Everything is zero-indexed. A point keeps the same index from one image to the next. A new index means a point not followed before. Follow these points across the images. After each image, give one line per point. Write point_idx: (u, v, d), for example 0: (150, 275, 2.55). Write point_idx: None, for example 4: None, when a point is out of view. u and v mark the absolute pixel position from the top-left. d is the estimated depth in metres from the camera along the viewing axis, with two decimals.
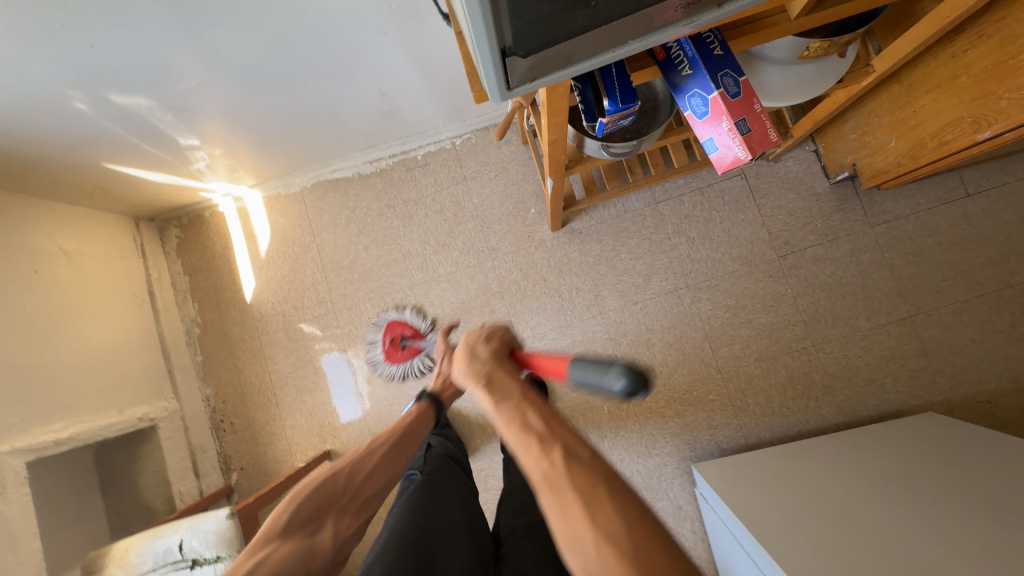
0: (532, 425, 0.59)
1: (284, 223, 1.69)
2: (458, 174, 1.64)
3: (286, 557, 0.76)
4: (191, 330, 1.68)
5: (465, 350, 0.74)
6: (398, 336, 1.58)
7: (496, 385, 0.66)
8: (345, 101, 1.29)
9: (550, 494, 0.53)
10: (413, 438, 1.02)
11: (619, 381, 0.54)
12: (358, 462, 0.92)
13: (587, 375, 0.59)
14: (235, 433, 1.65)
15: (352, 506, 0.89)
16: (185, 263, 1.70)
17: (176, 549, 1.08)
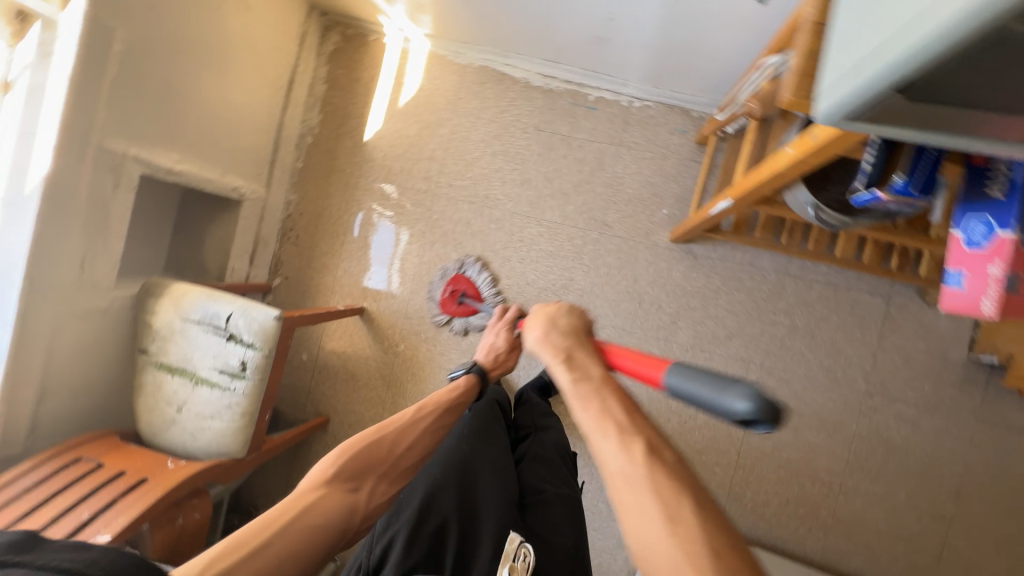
0: (613, 417, 0.63)
1: (434, 87, 1.64)
2: (617, 135, 1.54)
3: (327, 509, 0.80)
4: (305, 136, 1.70)
5: (537, 332, 0.80)
6: (460, 291, 1.58)
7: (572, 362, 0.72)
8: (572, 4, 1.18)
9: (626, 488, 0.58)
10: (450, 418, 1.05)
11: (747, 403, 0.54)
12: (400, 434, 0.95)
13: (700, 392, 0.61)
14: (296, 246, 1.72)
15: (388, 474, 0.91)
16: (330, 72, 1.69)
17: (222, 317, 1.16)
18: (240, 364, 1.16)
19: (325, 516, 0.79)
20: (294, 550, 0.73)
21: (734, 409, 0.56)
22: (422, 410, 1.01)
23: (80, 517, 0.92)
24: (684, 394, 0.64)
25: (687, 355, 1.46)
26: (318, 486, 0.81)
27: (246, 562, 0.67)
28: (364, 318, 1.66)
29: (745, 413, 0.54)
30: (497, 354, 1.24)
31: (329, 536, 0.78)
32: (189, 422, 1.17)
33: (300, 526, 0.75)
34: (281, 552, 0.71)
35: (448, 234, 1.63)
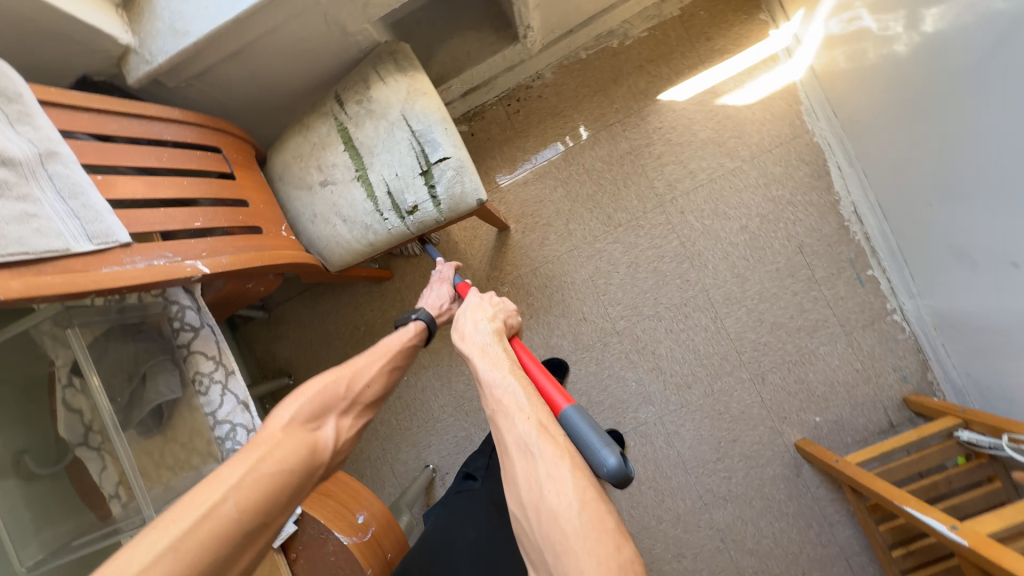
0: (516, 400, 0.63)
1: (761, 118, 1.38)
2: (852, 324, 1.35)
3: (289, 450, 0.67)
4: (612, 35, 1.43)
5: (467, 329, 0.79)
6: None
7: (487, 356, 0.72)
8: (986, 223, 0.98)
9: (520, 461, 0.57)
10: (404, 360, 0.88)
11: (613, 460, 0.57)
12: (357, 373, 0.80)
13: (580, 427, 0.61)
14: (505, 116, 1.48)
15: (352, 411, 0.78)
16: (693, 4, 1.40)
17: (434, 150, 0.97)
18: (411, 205, 0.99)
19: (289, 461, 0.65)
20: (261, 499, 0.61)
21: (598, 461, 0.58)
22: (377, 354, 0.86)
23: (191, 223, 0.77)
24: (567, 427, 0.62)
25: (705, 532, 1.38)
26: (268, 434, 0.68)
27: (200, 521, 0.56)
28: (499, 235, 1.48)
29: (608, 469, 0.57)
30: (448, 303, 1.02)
31: (290, 475, 0.65)
32: (321, 201, 1.02)
33: (257, 473, 0.62)
34: (239, 504, 0.59)
35: (634, 246, 1.43)
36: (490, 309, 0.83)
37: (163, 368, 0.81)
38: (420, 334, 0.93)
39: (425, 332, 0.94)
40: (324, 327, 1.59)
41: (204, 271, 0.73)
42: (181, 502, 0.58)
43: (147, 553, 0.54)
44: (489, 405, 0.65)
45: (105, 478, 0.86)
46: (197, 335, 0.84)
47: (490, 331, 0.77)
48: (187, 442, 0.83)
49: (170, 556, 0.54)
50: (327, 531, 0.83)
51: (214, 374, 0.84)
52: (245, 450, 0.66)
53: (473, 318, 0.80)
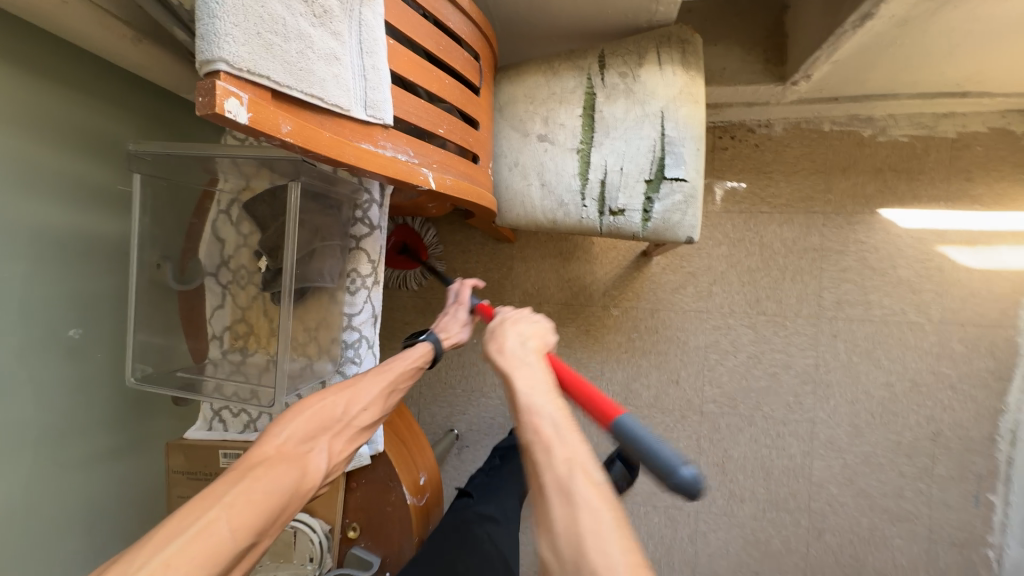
0: (553, 424, 0.53)
1: (975, 289, 1.21)
2: (940, 535, 1.24)
3: (277, 476, 0.57)
4: (868, 124, 1.26)
5: (509, 344, 0.65)
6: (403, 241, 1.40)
7: (522, 366, 0.61)
8: None
9: (556, 504, 0.47)
10: (412, 378, 0.77)
11: (688, 469, 0.54)
12: (354, 401, 0.68)
13: (653, 440, 0.57)
14: (710, 148, 1.33)
15: (347, 435, 0.68)
16: (976, 134, 1.21)
17: (672, 161, 0.86)
18: (618, 207, 0.89)
19: (274, 486, 0.56)
20: (254, 519, 0.52)
21: (674, 468, 0.55)
22: (377, 371, 0.74)
23: (436, 128, 0.69)
24: (630, 437, 0.58)
25: None
26: (262, 453, 0.59)
27: (191, 540, 0.47)
28: (638, 259, 1.38)
29: (685, 477, 0.54)
30: (461, 322, 0.85)
31: (283, 498, 0.57)
32: (527, 155, 0.93)
33: (253, 494, 0.54)
34: (233, 524, 0.51)
35: (766, 342, 1.32)
36: (540, 330, 0.69)
37: (330, 248, 0.75)
38: (425, 356, 0.79)
39: (431, 356, 0.79)
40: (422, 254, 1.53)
41: (432, 185, 0.66)
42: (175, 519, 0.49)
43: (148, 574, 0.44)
44: (525, 429, 0.54)
45: (217, 317, 0.82)
46: (370, 234, 0.78)
47: (531, 347, 0.65)
48: (312, 329, 0.78)
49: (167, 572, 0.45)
50: (396, 481, 0.79)
51: (366, 279, 0.78)
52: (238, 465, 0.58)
53: (511, 329, 0.67)
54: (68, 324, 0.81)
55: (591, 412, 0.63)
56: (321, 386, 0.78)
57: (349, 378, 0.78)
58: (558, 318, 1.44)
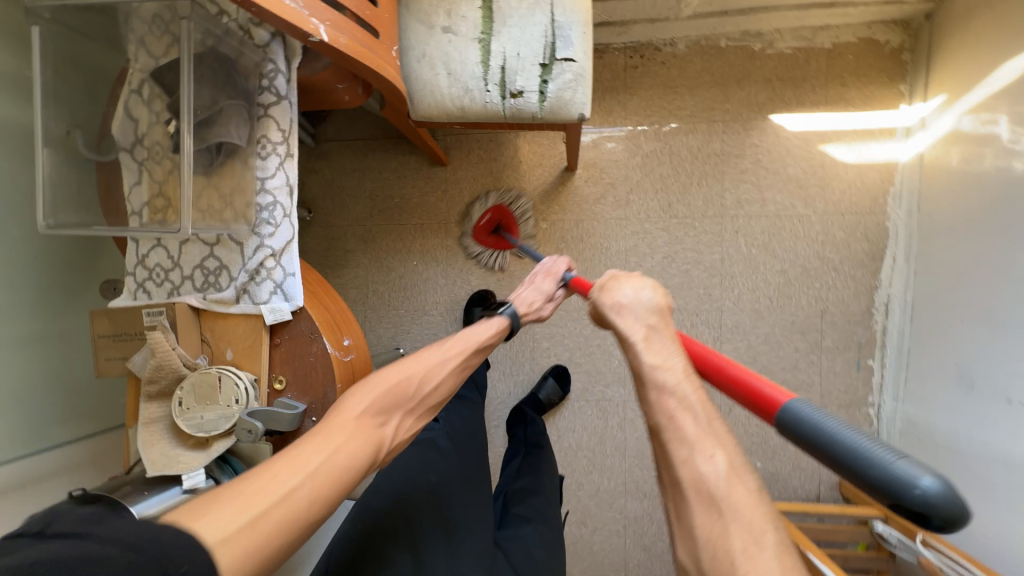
0: (690, 413, 0.54)
1: (851, 182, 1.38)
2: (831, 400, 1.41)
3: (355, 449, 0.64)
4: (758, 38, 1.40)
5: (625, 301, 0.68)
6: (497, 221, 1.49)
7: (653, 343, 0.62)
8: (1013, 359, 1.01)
9: (695, 499, 0.49)
10: (480, 354, 0.91)
11: (931, 481, 0.39)
12: (425, 375, 0.80)
13: (858, 439, 0.44)
14: (622, 67, 1.44)
15: (415, 412, 0.78)
16: (848, 44, 1.36)
17: (563, 44, 0.96)
18: (517, 89, 0.98)
19: (350, 459, 0.63)
20: (331, 488, 0.59)
21: (906, 482, 0.40)
22: (449, 351, 0.86)
23: None
24: (808, 424, 0.48)
25: (612, 511, 1.47)
26: (343, 420, 0.67)
27: (278, 501, 0.53)
28: (562, 174, 1.49)
29: (924, 492, 0.39)
30: (541, 301, 0.99)
31: (359, 468, 0.64)
32: (434, 48, 0.99)
33: (332, 465, 0.60)
34: (313, 493, 0.57)
35: (678, 242, 1.45)
36: (650, 282, 0.72)
37: (237, 110, 0.81)
38: (503, 329, 0.94)
39: (507, 329, 0.95)
40: (361, 183, 1.59)
41: (322, 37, 0.72)
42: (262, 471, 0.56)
43: (228, 522, 0.49)
44: (656, 412, 0.56)
45: (135, 194, 0.86)
46: (277, 103, 0.83)
47: (653, 309, 0.67)
48: (228, 195, 0.84)
49: (252, 531, 0.50)
50: (318, 333, 0.86)
51: (278, 146, 0.84)
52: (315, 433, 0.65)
53: (630, 287, 0.70)
54: None
55: (738, 398, 0.57)
56: (240, 248, 0.84)
57: (266, 239, 0.84)
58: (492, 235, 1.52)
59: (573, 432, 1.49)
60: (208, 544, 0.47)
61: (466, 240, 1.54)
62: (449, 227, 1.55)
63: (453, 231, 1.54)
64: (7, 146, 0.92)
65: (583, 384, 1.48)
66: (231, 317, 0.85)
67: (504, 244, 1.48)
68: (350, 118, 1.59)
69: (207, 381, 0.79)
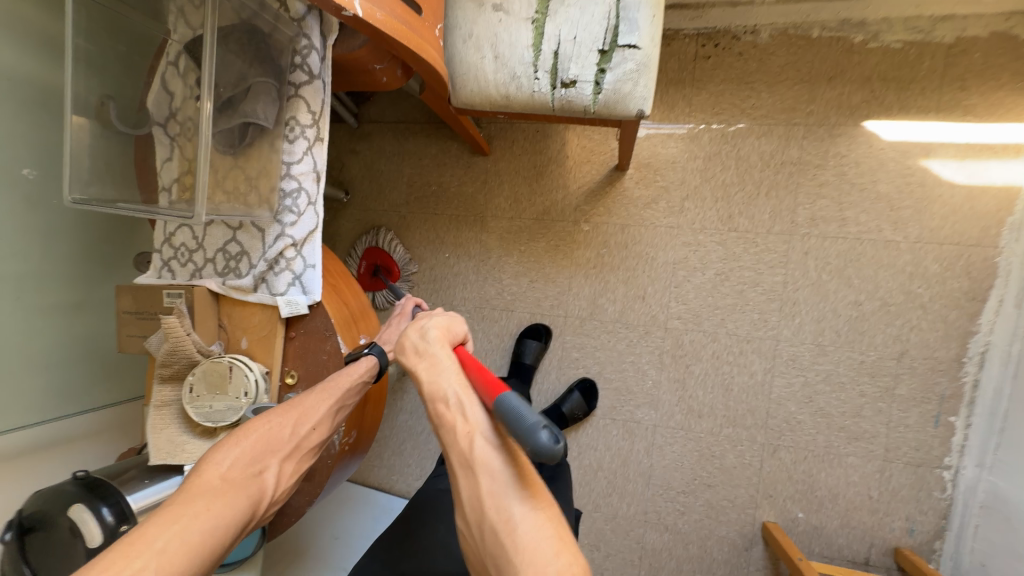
0: (468, 427, 0.58)
1: (957, 206, 1.17)
2: (897, 455, 1.23)
3: (224, 505, 0.59)
4: (860, 29, 1.19)
5: (412, 340, 0.67)
6: (372, 265, 1.51)
7: (439, 371, 0.62)
8: None
9: (471, 504, 0.56)
10: (357, 394, 0.78)
11: (546, 437, 0.48)
12: (303, 415, 0.71)
13: (524, 416, 0.51)
14: (691, 56, 1.29)
15: (297, 455, 0.70)
16: (975, 40, 1.13)
17: (627, 29, 0.83)
18: (570, 78, 0.87)
19: (218, 514, 0.58)
20: (189, 556, 0.53)
21: (529, 434, 0.49)
22: (321, 390, 0.74)
23: None
24: (500, 411, 0.53)
25: (630, 538, 1.37)
26: (206, 480, 0.60)
27: None
28: (610, 173, 1.36)
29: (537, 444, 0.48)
30: (398, 336, 0.90)
31: (231, 525, 0.59)
32: (481, 28, 0.90)
33: (189, 530, 0.54)
34: (165, 566, 0.51)
35: (735, 258, 1.29)
36: (440, 319, 0.71)
37: (265, 88, 0.75)
38: (372, 370, 0.79)
39: (377, 368, 0.80)
40: (398, 168, 1.54)
41: (358, 11, 0.66)
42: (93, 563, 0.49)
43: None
44: (449, 446, 0.58)
45: (166, 169, 0.84)
46: (309, 83, 0.78)
47: (435, 337, 0.66)
48: (252, 178, 0.80)
49: None
50: (333, 331, 0.81)
51: (307, 129, 0.79)
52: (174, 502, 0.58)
53: (416, 325, 0.69)
54: (21, 163, 0.89)
55: (474, 382, 0.61)
56: (261, 234, 0.81)
57: (287, 228, 0.80)
58: (528, 233, 1.43)
59: (594, 450, 1.40)
60: None
61: (501, 236, 1.46)
62: (484, 221, 1.47)
63: (489, 226, 1.47)
64: (56, 112, 0.93)
65: (611, 401, 1.38)
66: (249, 306, 0.82)
67: (382, 286, 1.48)
68: (394, 100, 1.53)
69: (218, 371, 0.77)
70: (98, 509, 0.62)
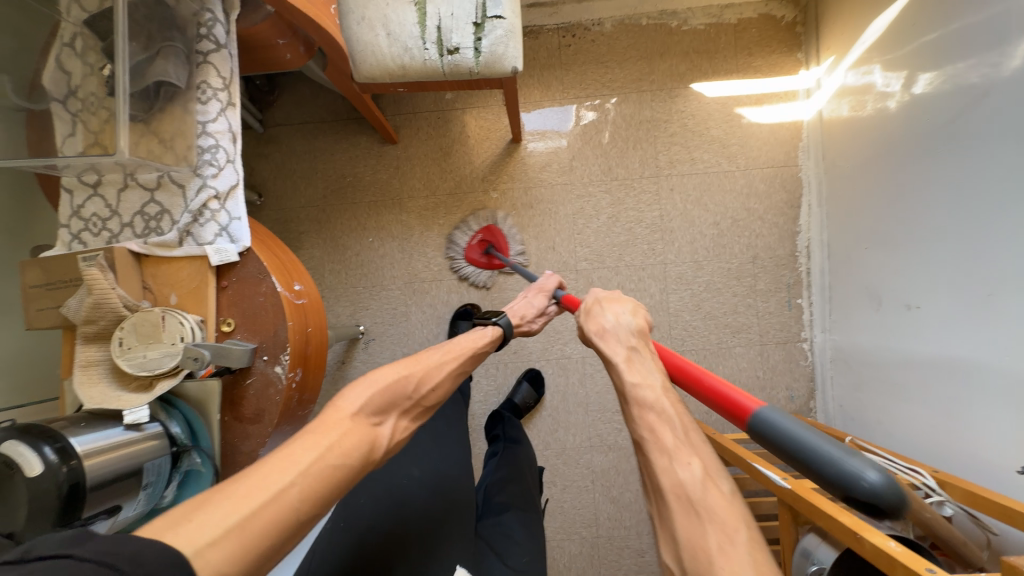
0: (669, 425, 0.64)
1: (766, 139, 1.54)
2: (769, 338, 1.52)
3: (349, 444, 0.65)
4: (673, 16, 1.55)
5: (606, 324, 0.84)
6: (490, 243, 1.52)
7: (634, 364, 0.75)
8: (909, 266, 1.15)
9: (676, 504, 0.57)
10: (473, 360, 0.93)
11: (875, 474, 0.49)
12: (427, 376, 0.81)
13: (805, 432, 0.55)
14: (556, 46, 1.57)
15: (410, 413, 0.78)
16: (750, 20, 1.54)
17: (492, 5, 1.04)
18: (453, 46, 1.05)
19: (347, 456, 0.64)
20: (319, 489, 0.59)
21: (855, 476, 0.50)
22: (447, 355, 0.88)
23: None
24: (770, 427, 0.58)
25: (581, 465, 1.50)
26: (339, 418, 0.68)
27: (267, 504, 0.55)
28: (508, 146, 1.57)
29: (869, 484, 0.49)
30: (534, 313, 1.07)
31: (355, 466, 0.65)
32: (371, 10, 1.05)
33: (325, 466, 0.61)
34: (304, 492, 0.58)
35: (620, 202, 1.55)
36: (626, 304, 0.88)
37: (173, 53, 0.83)
38: (495, 340, 0.98)
39: (500, 338, 0.99)
40: (311, 165, 1.61)
41: None
42: (249, 474, 0.57)
43: (216, 525, 0.51)
44: (639, 425, 0.66)
45: (68, 145, 0.84)
46: (216, 51, 0.86)
47: (632, 330, 0.82)
48: (168, 140, 0.84)
49: (236, 535, 0.52)
50: (266, 273, 0.86)
51: (218, 92, 0.86)
52: (311, 429, 0.65)
53: (611, 310, 0.85)
54: None
55: (713, 405, 0.67)
56: (182, 190, 0.86)
57: (209, 180, 0.86)
58: (445, 207, 1.57)
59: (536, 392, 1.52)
60: (187, 553, 0.48)
61: (420, 213, 1.58)
62: (402, 203, 1.58)
63: (407, 206, 1.58)
64: None
65: (543, 343, 1.53)
66: (175, 261, 0.85)
67: (497, 265, 1.51)
68: (298, 103, 1.62)
69: (149, 320, 0.79)
70: (39, 447, 0.63)
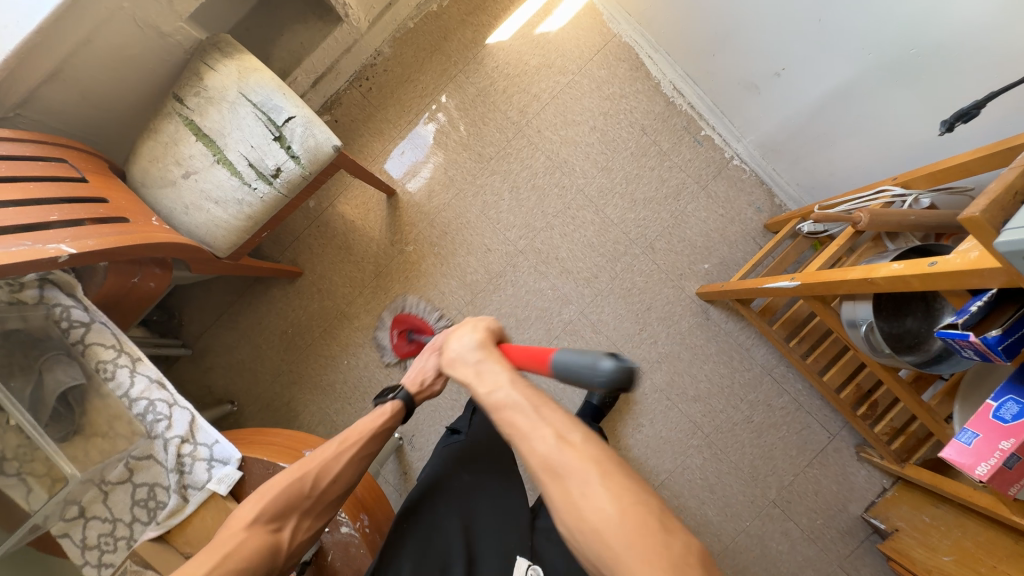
0: (530, 419, 0.64)
1: (575, 35, 1.58)
2: (705, 179, 1.56)
3: (244, 558, 0.71)
4: (430, 2, 1.60)
5: (452, 353, 0.77)
6: (405, 329, 1.53)
7: (484, 375, 0.71)
8: (765, 37, 1.19)
9: (574, 510, 0.59)
10: (378, 439, 0.89)
11: (605, 363, 0.63)
12: (326, 468, 0.80)
13: (571, 359, 0.67)
14: (362, 97, 1.60)
15: (317, 509, 0.80)
16: None
17: (280, 115, 1.06)
18: (274, 169, 1.07)
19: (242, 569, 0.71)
20: None
21: (595, 368, 0.64)
22: (343, 443, 0.84)
23: (47, 218, 0.81)
24: (555, 366, 0.68)
25: (652, 394, 1.51)
26: (224, 538, 0.72)
27: None
28: (390, 202, 1.59)
29: (606, 371, 0.62)
30: (432, 375, 0.99)
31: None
32: (188, 192, 1.07)
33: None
34: None
35: (509, 172, 1.58)
36: (467, 324, 0.82)
37: (55, 360, 0.85)
38: (398, 412, 0.92)
39: (402, 407, 0.93)
40: (252, 344, 1.60)
41: (69, 251, 0.77)
42: None
43: None
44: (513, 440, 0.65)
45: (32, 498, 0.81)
46: (90, 329, 0.87)
47: (474, 343, 0.76)
48: (108, 431, 0.86)
49: None
50: (273, 464, 0.87)
51: (118, 360, 0.86)
52: (205, 552, 0.71)
53: (453, 337, 0.78)
54: None
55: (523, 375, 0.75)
56: (153, 459, 0.86)
57: (168, 432, 0.86)
58: (382, 288, 1.58)
59: None
60: None
61: (367, 309, 1.58)
62: (346, 313, 1.58)
63: (353, 313, 1.58)
64: None
65: (543, 327, 1.53)
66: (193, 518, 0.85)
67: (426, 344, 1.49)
68: (201, 306, 1.62)
69: None
70: None
